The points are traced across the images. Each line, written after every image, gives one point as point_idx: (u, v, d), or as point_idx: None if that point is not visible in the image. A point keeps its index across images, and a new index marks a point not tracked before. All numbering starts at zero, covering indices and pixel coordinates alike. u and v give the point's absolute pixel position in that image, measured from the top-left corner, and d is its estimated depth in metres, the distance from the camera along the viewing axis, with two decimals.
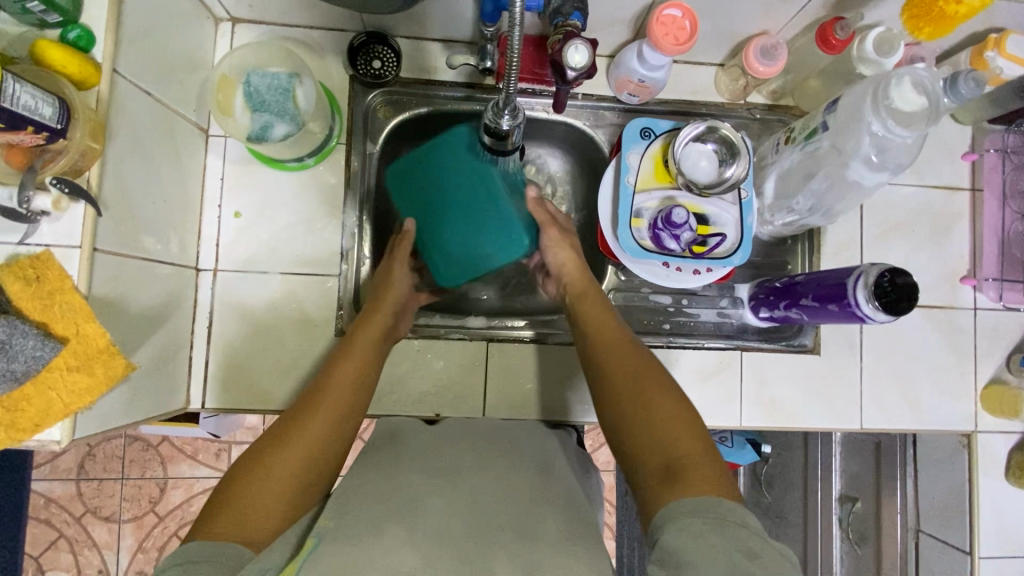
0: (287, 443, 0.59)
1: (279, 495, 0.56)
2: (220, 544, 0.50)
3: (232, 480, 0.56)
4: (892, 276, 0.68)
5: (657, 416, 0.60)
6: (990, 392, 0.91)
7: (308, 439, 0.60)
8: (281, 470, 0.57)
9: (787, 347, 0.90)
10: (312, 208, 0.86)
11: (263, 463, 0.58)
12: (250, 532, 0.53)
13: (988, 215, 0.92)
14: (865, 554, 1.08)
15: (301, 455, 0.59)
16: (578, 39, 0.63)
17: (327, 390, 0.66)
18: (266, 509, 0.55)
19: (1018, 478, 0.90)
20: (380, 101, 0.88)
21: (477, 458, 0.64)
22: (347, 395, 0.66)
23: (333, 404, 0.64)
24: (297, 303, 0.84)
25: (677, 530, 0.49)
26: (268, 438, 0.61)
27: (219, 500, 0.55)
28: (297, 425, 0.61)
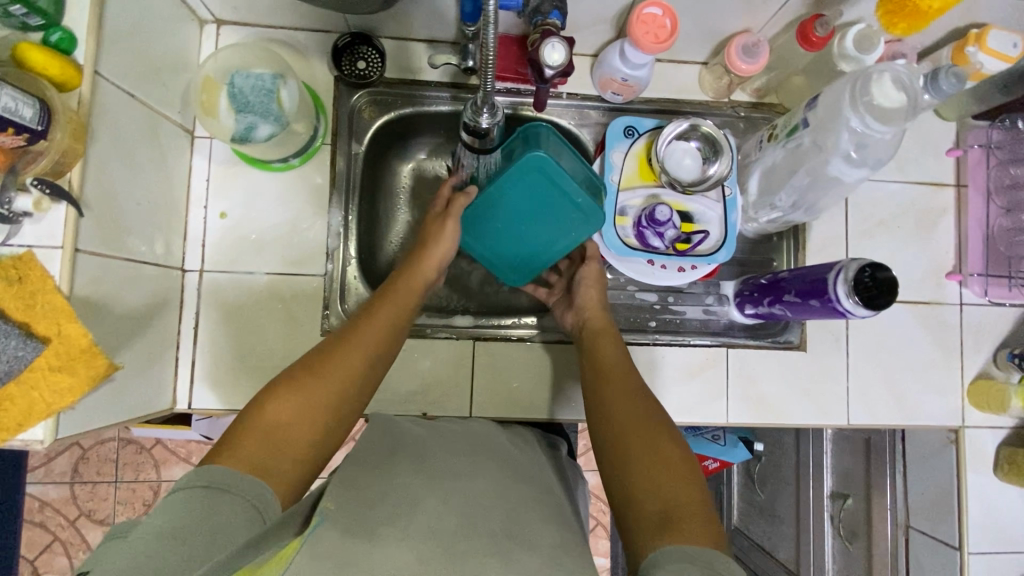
0: (327, 374, 0.60)
1: (307, 429, 0.57)
2: (242, 475, 0.52)
3: (270, 394, 0.58)
4: (873, 270, 0.69)
5: (656, 460, 0.60)
6: (976, 387, 0.91)
7: (347, 369, 0.61)
8: (319, 399, 0.59)
9: (773, 344, 0.91)
10: (299, 207, 0.86)
11: (302, 387, 0.59)
12: (274, 468, 0.54)
13: (973, 211, 0.92)
14: (855, 551, 1.06)
15: (336, 389, 0.60)
16: (554, 38, 0.63)
17: (366, 328, 0.66)
18: (293, 444, 0.56)
19: (1006, 472, 0.90)
20: (365, 101, 0.88)
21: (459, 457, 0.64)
22: (385, 337, 0.66)
23: (371, 344, 0.65)
24: (284, 303, 0.85)
25: (665, 571, 0.48)
26: (309, 360, 0.61)
27: (250, 416, 0.57)
28: (334, 356, 0.62)
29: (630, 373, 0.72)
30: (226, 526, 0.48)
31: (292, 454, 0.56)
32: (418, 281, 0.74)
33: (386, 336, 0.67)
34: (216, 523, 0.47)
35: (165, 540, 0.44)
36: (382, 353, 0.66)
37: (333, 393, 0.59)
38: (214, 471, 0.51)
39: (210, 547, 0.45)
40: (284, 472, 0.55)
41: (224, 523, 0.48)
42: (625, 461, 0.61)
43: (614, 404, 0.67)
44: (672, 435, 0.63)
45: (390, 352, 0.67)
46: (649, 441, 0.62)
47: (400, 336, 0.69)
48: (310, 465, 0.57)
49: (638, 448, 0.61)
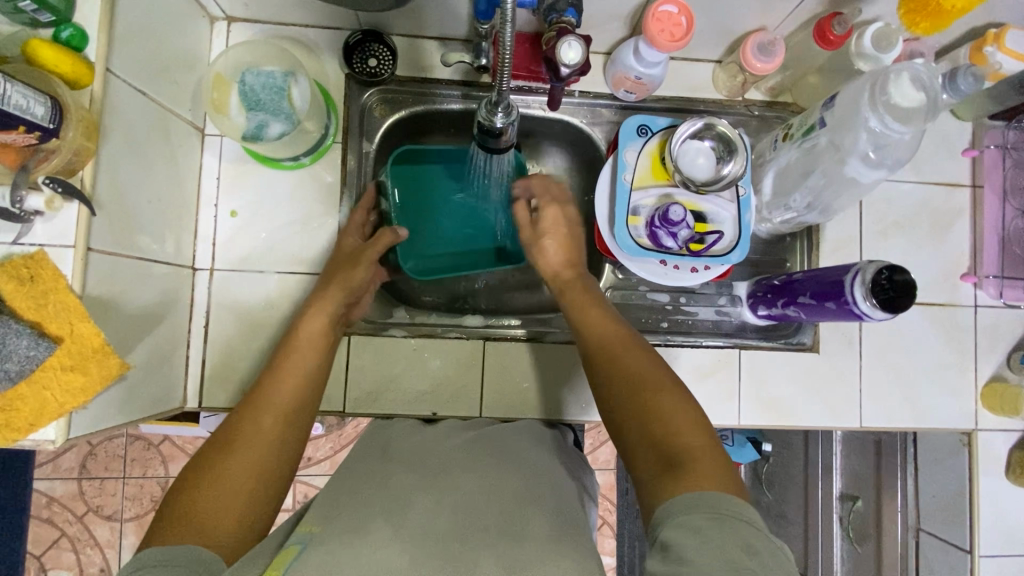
0: (235, 448, 0.59)
1: (234, 497, 0.56)
2: (180, 547, 0.50)
3: (182, 482, 0.56)
4: (890, 273, 0.68)
5: (655, 402, 0.59)
6: (990, 390, 0.90)
7: (251, 441, 0.60)
8: (234, 472, 0.57)
9: (785, 345, 0.90)
10: (309, 206, 0.85)
11: (214, 465, 0.57)
12: (214, 537, 0.52)
13: (989, 211, 0.91)
14: (865, 552, 1.08)
15: (249, 460, 0.59)
16: (571, 36, 0.62)
17: (272, 393, 0.65)
18: (224, 515, 0.54)
19: (1018, 476, 0.89)
20: (377, 99, 0.87)
21: (471, 458, 0.63)
22: (297, 391, 0.67)
23: (279, 405, 0.65)
24: (293, 301, 0.84)
25: (675, 525, 0.48)
26: (208, 447, 0.60)
27: (167, 509, 0.54)
28: (241, 429, 0.61)
29: (617, 329, 0.69)
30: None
31: (231, 517, 0.55)
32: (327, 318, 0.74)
33: (297, 387, 0.67)
34: None
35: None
36: (293, 408, 0.65)
37: (247, 465, 0.58)
38: (149, 552, 0.49)
39: None
40: (228, 539, 0.53)
41: None
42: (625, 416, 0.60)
43: (604, 364, 0.66)
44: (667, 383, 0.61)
45: (308, 403, 0.68)
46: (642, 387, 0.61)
47: (314, 384, 0.70)
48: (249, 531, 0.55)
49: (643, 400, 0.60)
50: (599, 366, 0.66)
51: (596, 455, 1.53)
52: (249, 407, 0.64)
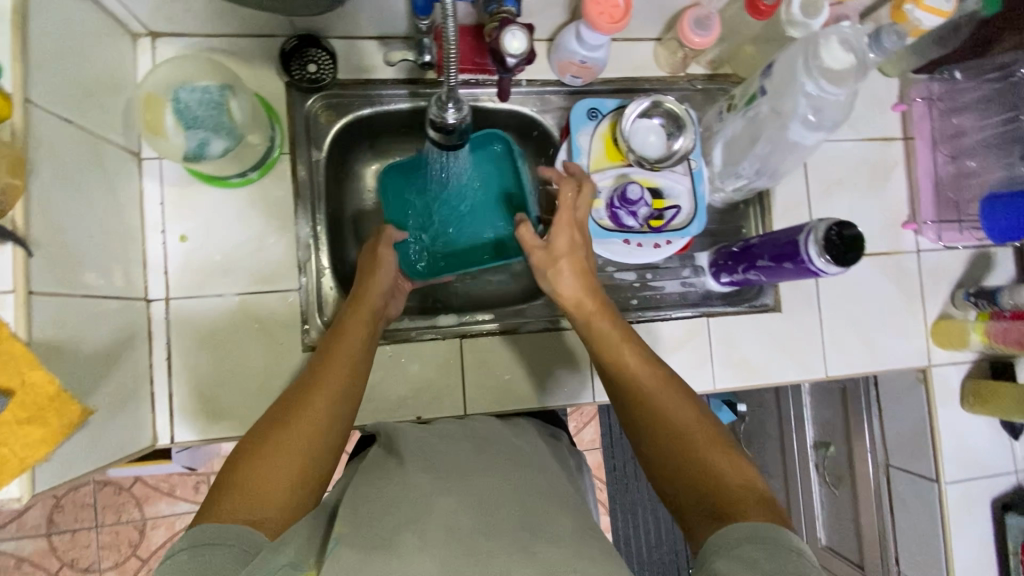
0: (293, 422, 0.59)
1: (287, 474, 0.56)
2: (229, 527, 0.49)
3: (240, 456, 0.57)
4: (840, 229, 0.71)
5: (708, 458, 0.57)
6: (938, 327, 0.96)
7: (309, 420, 0.60)
8: (291, 446, 0.57)
9: (750, 308, 0.93)
10: (262, 222, 0.82)
11: (271, 439, 0.57)
12: (262, 515, 0.52)
13: (922, 161, 0.96)
14: (841, 493, 1.21)
15: (303, 437, 0.58)
16: (514, 26, 0.62)
17: (323, 374, 0.65)
18: (274, 492, 0.54)
19: (971, 404, 0.96)
20: (321, 106, 0.85)
21: (461, 455, 0.63)
22: (347, 374, 0.65)
23: (333, 386, 0.64)
24: (259, 321, 0.81)
25: (730, 556, 0.47)
26: (267, 421, 0.60)
27: (225, 481, 0.54)
28: (297, 406, 0.61)
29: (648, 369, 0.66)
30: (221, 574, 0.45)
31: (279, 495, 0.54)
32: (365, 313, 0.73)
33: (348, 371, 0.66)
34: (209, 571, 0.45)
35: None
36: (343, 390, 0.64)
37: (301, 441, 0.58)
38: (200, 531, 0.49)
39: None
40: (275, 519, 0.53)
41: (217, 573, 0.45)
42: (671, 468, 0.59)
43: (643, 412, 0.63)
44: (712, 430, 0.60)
45: (358, 384, 0.67)
46: (687, 436, 0.59)
47: (363, 365, 0.69)
48: (297, 507, 0.55)
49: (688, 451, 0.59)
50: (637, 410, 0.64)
51: (582, 436, 1.70)
52: (305, 386, 0.64)
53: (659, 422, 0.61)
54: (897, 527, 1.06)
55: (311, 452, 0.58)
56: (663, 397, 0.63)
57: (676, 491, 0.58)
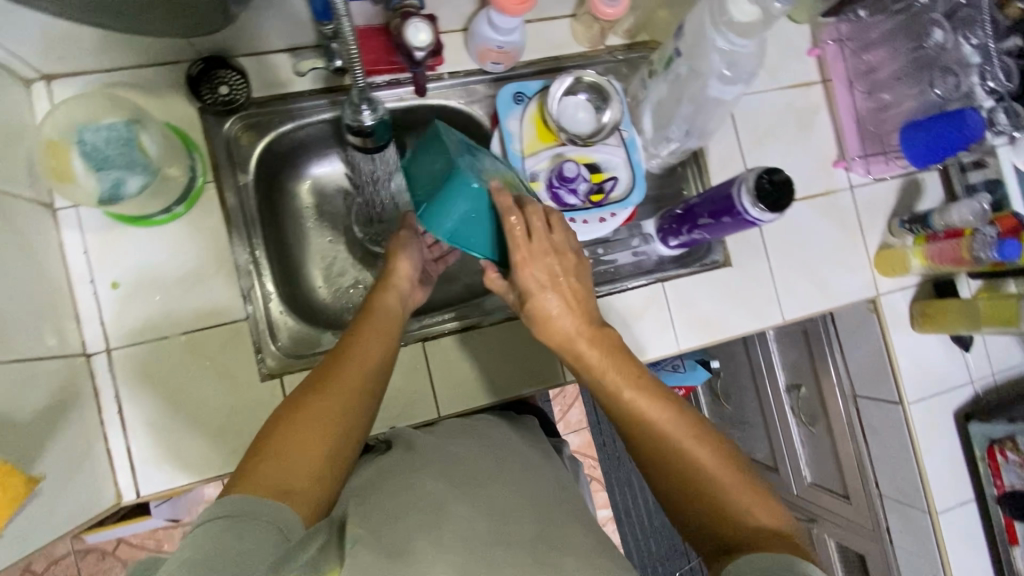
0: (333, 389, 0.57)
1: (320, 445, 0.53)
2: (262, 499, 0.48)
3: (278, 418, 0.55)
4: (769, 176, 0.73)
5: (719, 497, 0.60)
6: (881, 256, 1.00)
7: (348, 389, 0.58)
8: (329, 415, 0.55)
9: (701, 268, 0.95)
10: (197, 255, 0.79)
11: (311, 403, 0.55)
12: (294, 491, 0.50)
13: (841, 101, 0.99)
14: (818, 430, 1.26)
15: (341, 407, 0.56)
16: (414, 19, 0.61)
17: (359, 345, 0.63)
18: (309, 465, 0.52)
19: (922, 325, 1.00)
20: (240, 127, 0.82)
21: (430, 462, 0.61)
22: (381, 350, 0.64)
23: (368, 358, 0.62)
24: (210, 357, 0.78)
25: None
26: (305, 386, 0.58)
27: (261, 446, 0.53)
28: (335, 375, 0.59)
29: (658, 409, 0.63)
30: (257, 552, 0.44)
31: (310, 472, 0.52)
32: (395, 290, 0.72)
33: (383, 344, 0.64)
34: (243, 548, 0.43)
35: (198, 566, 0.41)
36: (379, 363, 0.62)
37: (339, 410, 0.56)
38: (234, 501, 0.47)
39: (247, 563, 0.42)
40: (305, 495, 0.51)
41: (253, 551, 0.44)
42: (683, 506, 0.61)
43: (654, 456, 0.62)
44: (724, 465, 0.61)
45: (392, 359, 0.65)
46: (701, 480, 0.61)
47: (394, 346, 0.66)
48: (327, 485, 0.53)
49: (703, 491, 0.60)
50: (648, 454, 0.63)
51: (568, 417, 1.73)
52: (341, 356, 0.61)
53: (675, 469, 0.62)
54: (873, 453, 1.11)
55: (349, 425, 0.56)
56: (676, 441, 0.62)
57: (690, 523, 0.61)
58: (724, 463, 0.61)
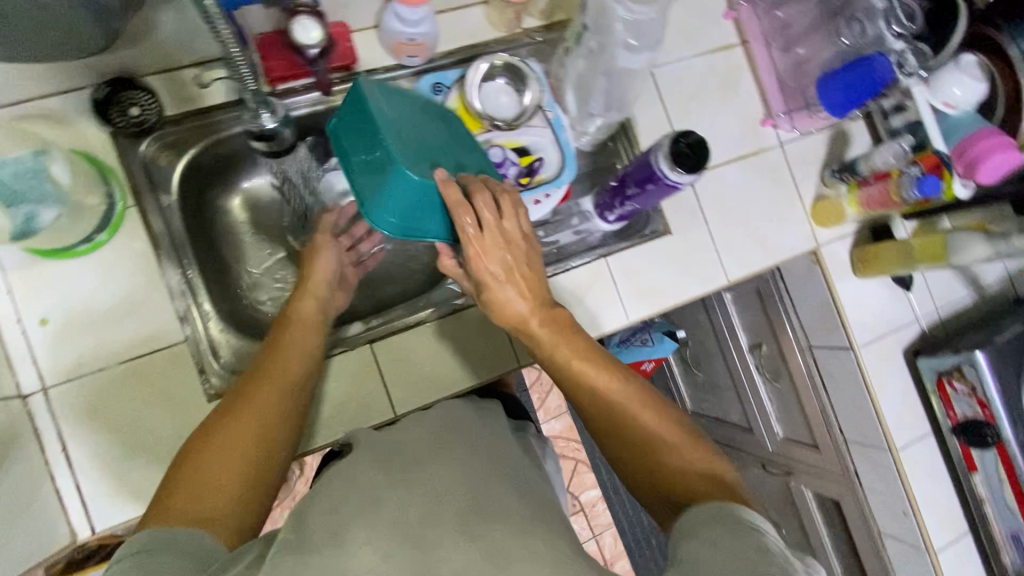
0: (248, 408, 0.58)
1: (238, 464, 0.54)
2: (179, 529, 0.48)
3: (192, 446, 0.55)
4: (684, 139, 0.74)
5: (667, 457, 0.61)
6: (817, 208, 1.02)
7: (264, 406, 0.59)
8: (244, 435, 0.56)
9: (642, 240, 0.96)
10: (128, 281, 0.77)
11: (225, 426, 0.56)
12: (212, 515, 0.50)
13: (762, 60, 1.01)
14: (782, 385, 1.28)
15: (257, 424, 0.57)
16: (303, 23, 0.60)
17: (273, 363, 0.64)
18: (227, 487, 0.52)
19: (861, 269, 1.03)
20: (157, 147, 0.80)
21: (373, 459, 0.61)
22: (297, 364, 0.65)
23: (284, 374, 0.63)
24: (154, 384, 0.77)
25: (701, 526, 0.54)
26: (220, 410, 0.58)
27: (175, 476, 0.53)
28: (249, 394, 0.59)
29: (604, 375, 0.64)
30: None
31: (229, 493, 0.52)
32: (310, 304, 0.73)
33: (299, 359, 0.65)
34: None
35: None
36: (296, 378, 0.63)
37: (255, 429, 0.57)
38: (147, 534, 0.47)
39: None
40: (226, 517, 0.51)
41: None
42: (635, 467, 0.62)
43: (603, 421, 0.63)
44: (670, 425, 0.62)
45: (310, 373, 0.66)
46: (648, 441, 0.62)
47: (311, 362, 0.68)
48: (249, 505, 0.53)
49: (651, 452, 0.61)
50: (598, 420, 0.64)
51: (548, 403, 1.73)
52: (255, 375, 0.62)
53: (623, 432, 0.62)
54: (834, 400, 1.14)
55: (267, 441, 0.57)
56: (623, 405, 0.63)
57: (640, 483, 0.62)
58: (671, 424, 0.62)
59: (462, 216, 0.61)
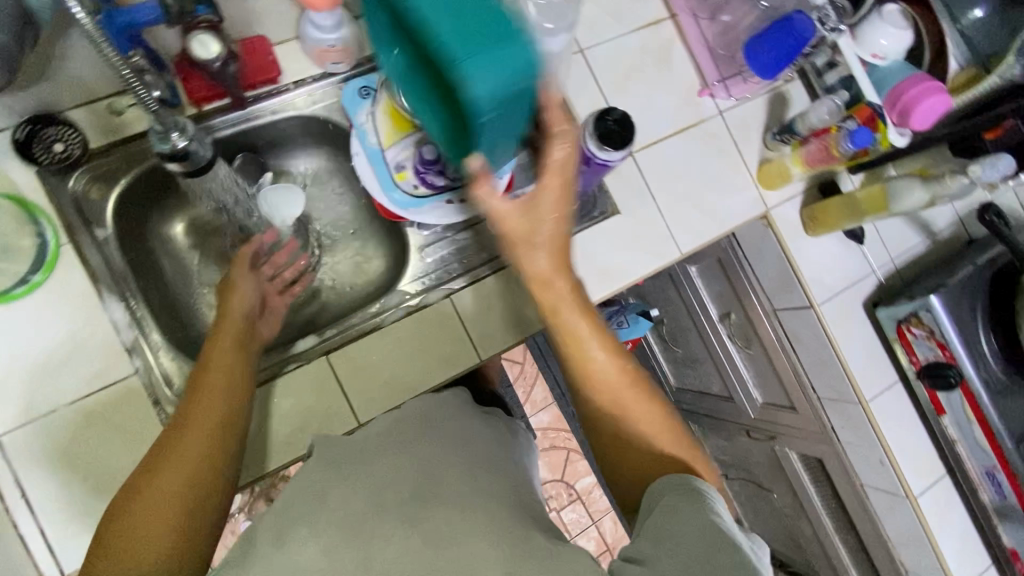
0: (173, 455, 0.57)
1: (166, 515, 0.54)
2: None
3: (120, 502, 0.54)
4: (608, 117, 0.74)
5: (657, 446, 0.61)
6: (763, 172, 1.03)
7: (190, 449, 0.57)
8: (171, 483, 0.55)
9: (593, 223, 0.95)
10: (70, 320, 0.76)
11: (153, 475, 0.55)
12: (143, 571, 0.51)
13: (691, 32, 1.01)
14: (755, 351, 1.29)
15: (185, 469, 0.56)
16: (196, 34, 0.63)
17: (198, 399, 0.62)
18: (156, 539, 0.52)
19: (812, 228, 1.04)
20: (87, 181, 0.79)
21: (324, 466, 0.61)
22: (225, 398, 0.63)
23: (211, 410, 0.61)
24: (108, 420, 0.76)
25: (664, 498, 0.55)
26: (148, 459, 0.58)
27: (105, 534, 0.53)
28: (176, 440, 0.58)
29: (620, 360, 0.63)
30: None
31: (161, 545, 0.52)
32: (235, 331, 0.71)
33: (226, 391, 0.63)
34: None
35: None
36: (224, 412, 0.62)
37: (181, 475, 0.56)
38: None
39: None
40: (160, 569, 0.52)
41: None
42: (621, 453, 0.63)
43: (599, 405, 0.63)
44: (663, 419, 0.63)
45: (241, 404, 0.64)
46: (640, 431, 0.62)
47: (241, 397, 0.64)
48: (185, 553, 0.54)
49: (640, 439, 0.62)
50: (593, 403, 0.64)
51: (533, 396, 1.74)
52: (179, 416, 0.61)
53: (617, 416, 0.63)
54: (804, 359, 1.15)
55: (198, 484, 0.56)
56: (625, 392, 0.62)
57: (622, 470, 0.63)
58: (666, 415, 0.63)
59: (557, 149, 0.59)
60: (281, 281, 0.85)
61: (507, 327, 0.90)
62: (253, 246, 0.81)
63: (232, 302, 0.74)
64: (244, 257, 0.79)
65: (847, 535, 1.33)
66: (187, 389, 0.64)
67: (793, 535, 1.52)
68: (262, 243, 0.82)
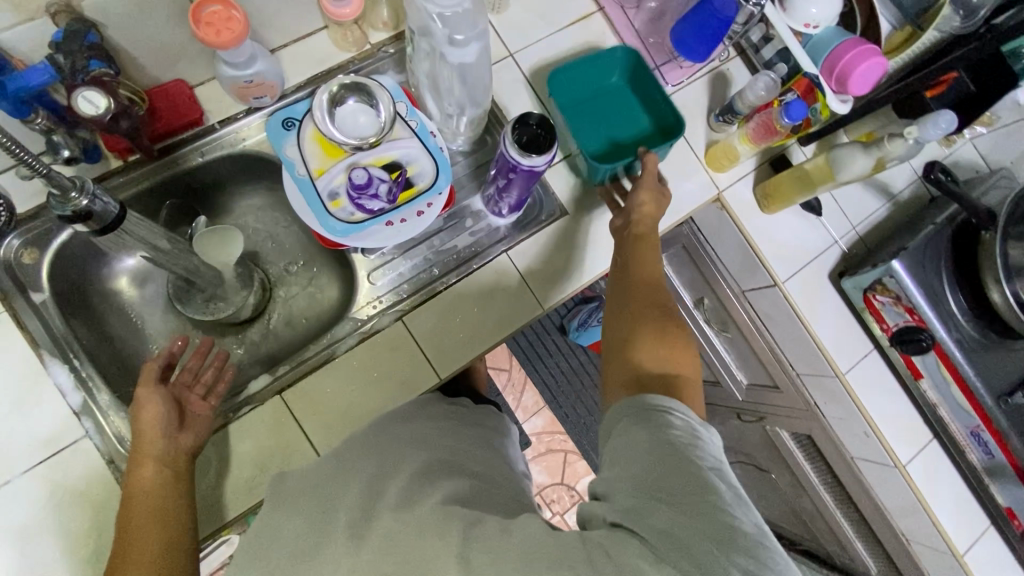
0: None
1: None
2: None
3: None
4: (526, 122, 0.73)
5: (672, 339, 0.68)
6: (711, 154, 1.01)
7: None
8: None
9: (542, 228, 0.93)
10: (13, 388, 0.75)
11: None
12: None
13: (621, 23, 1.00)
14: (732, 333, 1.28)
15: None
16: (83, 89, 0.65)
17: (135, 531, 0.63)
18: None
19: (767, 205, 1.02)
20: (19, 245, 0.78)
21: (267, 509, 0.60)
22: (162, 520, 0.65)
23: (152, 538, 0.63)
24: (61, 486, 0.74)
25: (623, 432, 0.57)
26: None
27: None
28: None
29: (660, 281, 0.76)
30: None
31: None
32: (157, 447, 0.69)
33: (162, 513, 0.65)
34: None
35: None
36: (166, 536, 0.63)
37: None
38: None
39: None
40: None
41: None
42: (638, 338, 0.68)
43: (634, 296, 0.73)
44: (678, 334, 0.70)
45: (182, 520, 0.66)
46: (663, 322, 0.69)
47: (179, 513, 0.66)
48: None
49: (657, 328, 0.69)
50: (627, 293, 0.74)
51: (523, 402, 1.72)
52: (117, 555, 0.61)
53: (642, 305, 0.71)
54: (778, 337, 1.14)
55: None
56: (655, 296, 0.73)
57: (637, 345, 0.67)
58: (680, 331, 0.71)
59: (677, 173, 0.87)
60: (202, 385, 0.78)
61: (462, 344, 0.88)
62: (160, 357, 0.76)
63: (146, 423, 0.70)
64: (152, 369, 0.74)
65: (848, 509, 1.30)
66: (118, 527, 0.64)
67: (797, 514, 1.50)
68: (172, 353, 0.77)
